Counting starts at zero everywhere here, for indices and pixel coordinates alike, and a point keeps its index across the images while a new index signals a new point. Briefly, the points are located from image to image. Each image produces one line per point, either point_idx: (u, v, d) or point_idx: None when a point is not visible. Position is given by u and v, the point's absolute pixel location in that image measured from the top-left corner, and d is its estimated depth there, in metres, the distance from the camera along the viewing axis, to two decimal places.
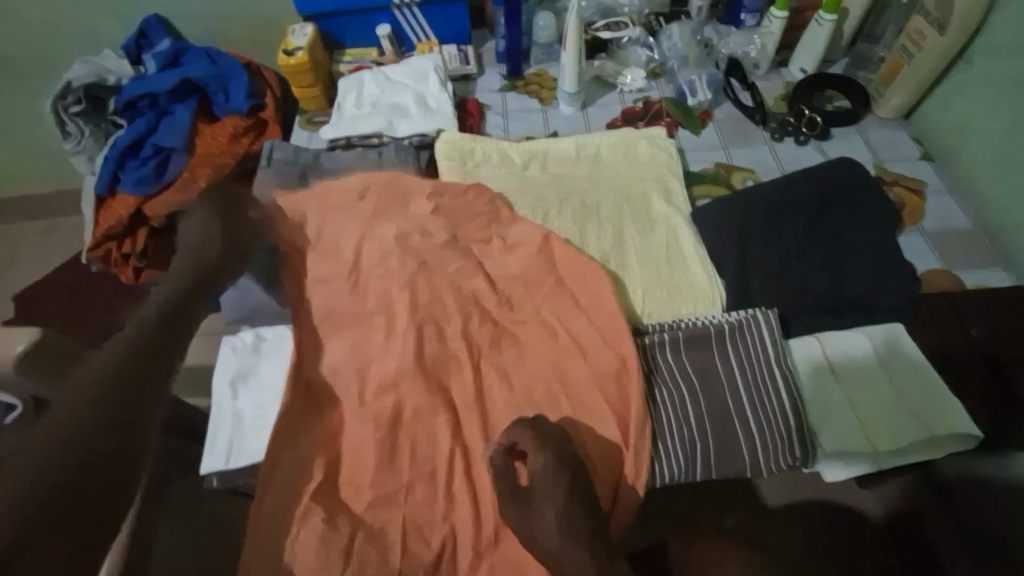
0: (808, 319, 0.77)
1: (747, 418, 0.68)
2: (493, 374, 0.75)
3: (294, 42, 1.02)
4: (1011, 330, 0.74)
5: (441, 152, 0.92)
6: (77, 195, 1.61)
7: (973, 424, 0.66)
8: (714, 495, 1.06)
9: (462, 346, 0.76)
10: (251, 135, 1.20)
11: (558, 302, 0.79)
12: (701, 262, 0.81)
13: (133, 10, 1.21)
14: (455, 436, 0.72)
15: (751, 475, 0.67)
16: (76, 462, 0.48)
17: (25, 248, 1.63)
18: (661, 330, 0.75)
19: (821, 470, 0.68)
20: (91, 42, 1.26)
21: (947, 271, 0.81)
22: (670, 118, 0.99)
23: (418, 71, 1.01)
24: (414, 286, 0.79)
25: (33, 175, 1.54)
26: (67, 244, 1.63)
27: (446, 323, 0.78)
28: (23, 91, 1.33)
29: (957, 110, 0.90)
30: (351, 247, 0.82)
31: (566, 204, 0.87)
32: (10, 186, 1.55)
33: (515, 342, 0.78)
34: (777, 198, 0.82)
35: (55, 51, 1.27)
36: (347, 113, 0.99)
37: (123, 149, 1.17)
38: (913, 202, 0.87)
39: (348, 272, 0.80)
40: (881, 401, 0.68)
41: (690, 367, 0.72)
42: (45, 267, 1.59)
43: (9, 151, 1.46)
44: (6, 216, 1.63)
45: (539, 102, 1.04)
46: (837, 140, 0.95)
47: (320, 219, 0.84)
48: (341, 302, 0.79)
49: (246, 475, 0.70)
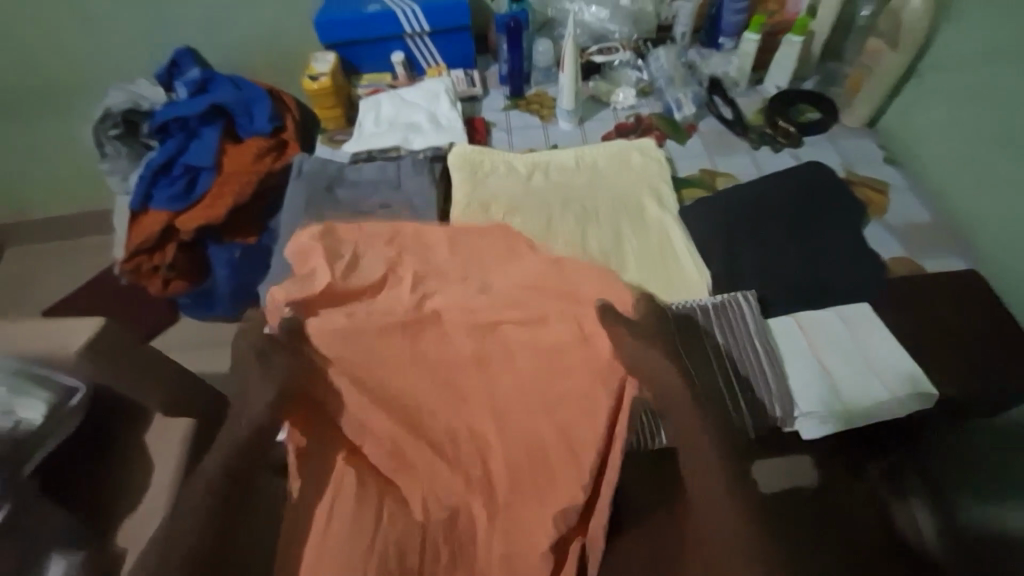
0: (787, 303, 0.85)
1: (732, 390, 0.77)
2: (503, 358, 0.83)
3: (318, 68, 1.13)
4: (964, 309, 0.84)
5: (453, 164, 1.00)
6: (101, 215, 1.70)
7: (929, 386, 0.74)
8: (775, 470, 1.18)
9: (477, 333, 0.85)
10: (273, 154, 1.29)
11: None
12: (690, 256, 0.90)
13: (169, 42, 1.33)
14: (466, 416, 0.84)
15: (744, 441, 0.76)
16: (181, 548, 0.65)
17: (50, 265, 1.71)
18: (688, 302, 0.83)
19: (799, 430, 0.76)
20: (128, 71, 1.38)
21: (911, 258, 0.91)
22: (659, 131, 1.09)
23: (430, 93, 1.12)
24: None
25: (63, 195, 1.63)
26: (83, 272, 1.68)
27: None
28: (63, 116, 1.45)
29: (915, 118, 1.01)
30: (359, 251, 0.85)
31: (568, 208, 0.96)
32: (39, 206, 1.65)
33: None
34: (756, 198, 0.93)
35: (95, 79, 1.38)
36: (366, 130, 1.09)
37: (156, 168, 1.27)
38: (879, 201, 0.97)
39: None
40: (851, 370, 0.77)
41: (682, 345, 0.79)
42: (67, 283, 1.67)
43: (43, 172, 1.56)
44: (32, 235, 1.72)
45: (540, 119, 1.15)
46: (809, 147, 1.05)
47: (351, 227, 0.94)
48: None
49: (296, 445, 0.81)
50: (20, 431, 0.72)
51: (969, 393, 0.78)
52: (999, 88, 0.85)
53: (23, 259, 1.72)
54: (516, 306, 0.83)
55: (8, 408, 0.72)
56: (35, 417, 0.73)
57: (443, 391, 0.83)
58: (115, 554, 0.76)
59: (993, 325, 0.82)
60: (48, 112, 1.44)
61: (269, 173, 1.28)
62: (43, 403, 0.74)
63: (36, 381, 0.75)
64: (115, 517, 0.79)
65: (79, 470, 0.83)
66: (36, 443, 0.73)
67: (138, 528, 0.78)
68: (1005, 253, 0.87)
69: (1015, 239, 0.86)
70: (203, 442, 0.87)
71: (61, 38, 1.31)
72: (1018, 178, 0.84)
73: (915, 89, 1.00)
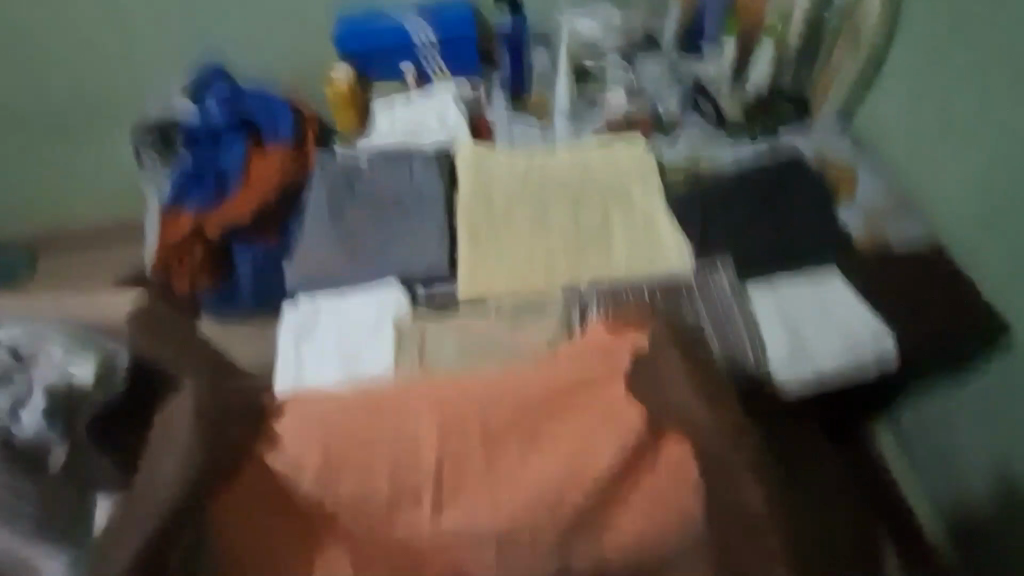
0: (759, 270, 0.95)
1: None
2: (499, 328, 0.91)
3: (337, 75, 1.26)
4: (921, 275, 0.93)
5: (459, 158, 1.09)
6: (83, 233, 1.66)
7: (886, 335, 0.86)
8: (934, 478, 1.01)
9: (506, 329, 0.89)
10: (294, 159, 1.32)
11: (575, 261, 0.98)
12: (673, 232, 0.99)
13: (186, 61, 1.39)
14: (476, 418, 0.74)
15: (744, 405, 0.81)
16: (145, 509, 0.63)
17: None
18: (714, 271, 0.94)
19: (774, 381, 0.86)
20: (141, 85, 1.42)
21: (876, 233, 1.00)
22: (646, 122, 1.20)
23: (438, 97, 1.23)
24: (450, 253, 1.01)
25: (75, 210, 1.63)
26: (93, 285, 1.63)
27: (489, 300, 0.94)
28: (72, 134, 1.49)
29: (880, 113, 1.11)
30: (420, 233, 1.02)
31: (564, 193, 1.04)
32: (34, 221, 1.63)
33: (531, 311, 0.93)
34: (732, 178, 1.02)
35: (110, 94, 1.43)
36: (381, 130, 1.20)
37: (187, 172, 1.29)
38: (847, 183, 1.07)
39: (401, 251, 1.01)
40: (818, 327, 0.88)
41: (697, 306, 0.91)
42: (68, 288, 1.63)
43: (46, 185, 1.57)
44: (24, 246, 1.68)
45: (537, 120, 1.23)
46: (784, 139, 1.16)
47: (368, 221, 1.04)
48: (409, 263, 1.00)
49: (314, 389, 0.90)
50: (73, 390, 0.72)
51: (919, 348, 0.87)
52: (939, 78, 0.97)
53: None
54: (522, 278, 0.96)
55: (63, 368, 0.73)
56: (86, 377, 0.72)
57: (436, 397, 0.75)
58: None
59: (945, 287, 0.91)
60: (71, 125, 1.47)
61: (293, 177, 1.30)
62: (92, 361, 0.73)
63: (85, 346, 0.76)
64: None
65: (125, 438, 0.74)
66: (87, 400, 0.72)
67: None
68: (957, 224, 0.97)
69: (961, 210, 0.96)
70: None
71: (79, 56, 1.38)
72: (960, 157, 0.95)
73: (879, 83, 1.11)
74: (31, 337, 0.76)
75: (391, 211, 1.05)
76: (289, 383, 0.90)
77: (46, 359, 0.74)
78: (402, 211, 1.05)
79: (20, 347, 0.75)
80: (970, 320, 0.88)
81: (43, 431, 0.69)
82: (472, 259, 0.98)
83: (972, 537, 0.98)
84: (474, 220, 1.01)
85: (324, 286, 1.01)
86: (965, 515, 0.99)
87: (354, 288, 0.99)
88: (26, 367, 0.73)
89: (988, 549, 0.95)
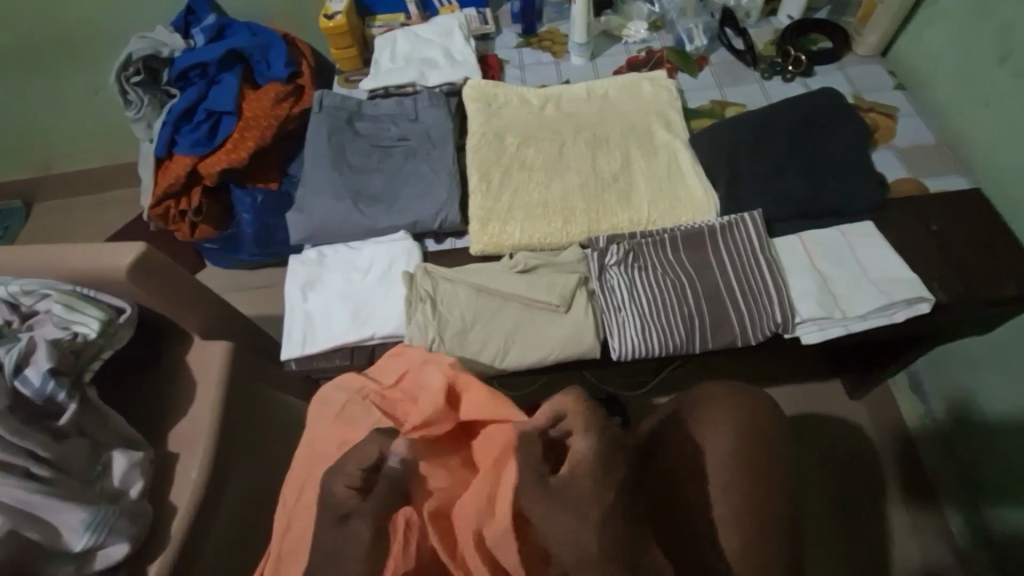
0: (788, 223, 0.90)
1: (677, 302, 0.83)
2: (519, 352, 0.82)
3: (333, 7, 1.12)
4: (962, 224, 0.88)
5: (468, 96, 1.02)
6: (84, 175, 1.64)
7: (923, 288, 0.81)
8: (959, 429, 1.09)
9: (516, 318, 0.83)
10: (292, 100, 1.22)
11: (582, 258, 0.88)
12: (698, 178, 0.92)
13: None
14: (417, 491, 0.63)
15: (741, 339, 0.82)
16: (163, 544, 0.77)
17: (40, 226, 1.66)
18: (734, 214, 0.87)
19: (799, 335, 0.84)
20: (119, 20, 1.31)
21: (913, 179, 0.95)
22: (671, 63, 1.09)
23: (443, 29, 1.12)
24: (464, 202, 0.95)
25: (81, 149, 1.59)
26: (105, 226, 1.64)
27: (494, 306, 0.84)
28: (51, 76, 1.40)
29: (929, 43, 1.02)
30: (436, 178, 0.95)
31: (580, 136, 0.98)
32: (33, 164, 1.60)
33: (547, 308, 0.83)
34: (760, 119, 0.94)
35: (86, 32, 1.32)
36: (383, 67, 1.10)
37: (178, 114, 1.19)
38: (885, 124, 1.00)
39: (396, 280, 0.90)
40: (849, 278, 0.84)
41: (716, 262, 0.85)
42: (67, 236, 1.62)
43: (39, 130, 1.52)
44: (27, 193, 1.67)
45: (552, 55, 1.15)
46: (819, 76, 1.07)
47: (343, 203, 0.94)
48: (396, 297, 0.88)
49: (321, 243, 0.97)
50: (79, 342, 0.75)
51: (957, 299, 0.82)
52: (1006, 8, 0.86)
53: (41, 216, 1.68)
54: (546, 220, 0.90)
55: (66, 324, 0.75)
56: (90, 330, 0.75)
57: (407, 466, 0.67)
58: (169, 458, 0.83)
59: (981, 235, 0.87)
60: (58, 64, 1.38)
61: (287, 118, 1.21)
62: (96, 318, 0.75)
63: (86, 301, 0.76)
64: (163, 426, 0.86)
65: (148, 382, 0.89)
66: (92, 354, 0.76)
67: (188, 436, 0.85)
68: (1001, 172, 0.91)
69: (1008, 154, 0.90)
70: (238, 372, 0.91)
71: None
72: (1014, 96, 0.87)
73: (928, 11, 1.01)
74: (26, 291, 0.76)
75: (395, 154, 0.99)
76: (297, 353, 0.87)
77: (50, 314, 0.75)
78: (410, 155, 0.99)
79: (17, 303, 0.76)
80: (1006, 264, 0.84)
81: (48, 390, 0.71)
82: (484, 210, 0.91)
83: (971, 454, 1.08)
84: (486, 166, 0.95)
85: (328, 237, 0.96)
86: (962, 432, 1.09)
87: (361, 240, 0.96)
88: (28, 323, 0.76)
89: (997, 474, 1.03)
